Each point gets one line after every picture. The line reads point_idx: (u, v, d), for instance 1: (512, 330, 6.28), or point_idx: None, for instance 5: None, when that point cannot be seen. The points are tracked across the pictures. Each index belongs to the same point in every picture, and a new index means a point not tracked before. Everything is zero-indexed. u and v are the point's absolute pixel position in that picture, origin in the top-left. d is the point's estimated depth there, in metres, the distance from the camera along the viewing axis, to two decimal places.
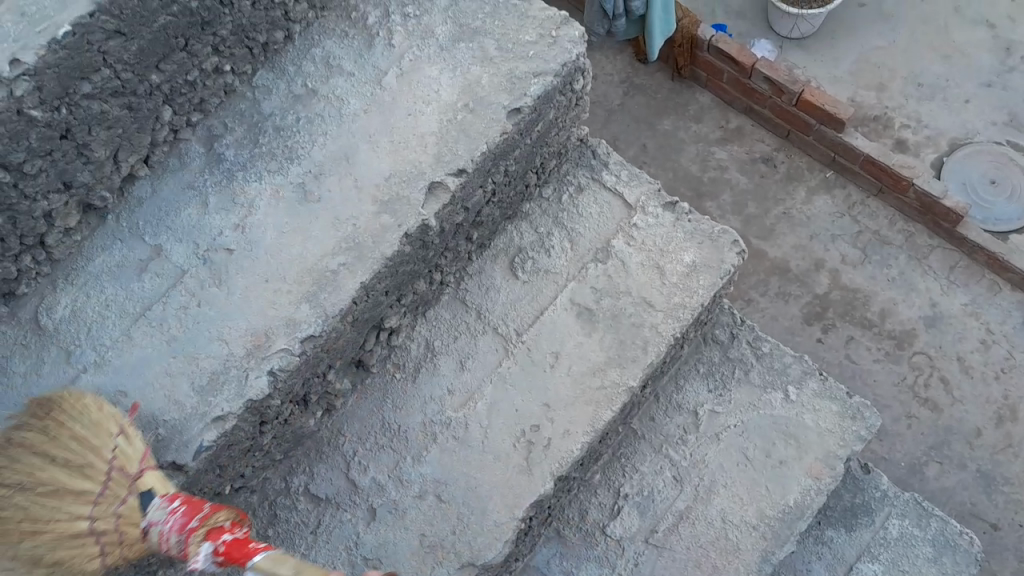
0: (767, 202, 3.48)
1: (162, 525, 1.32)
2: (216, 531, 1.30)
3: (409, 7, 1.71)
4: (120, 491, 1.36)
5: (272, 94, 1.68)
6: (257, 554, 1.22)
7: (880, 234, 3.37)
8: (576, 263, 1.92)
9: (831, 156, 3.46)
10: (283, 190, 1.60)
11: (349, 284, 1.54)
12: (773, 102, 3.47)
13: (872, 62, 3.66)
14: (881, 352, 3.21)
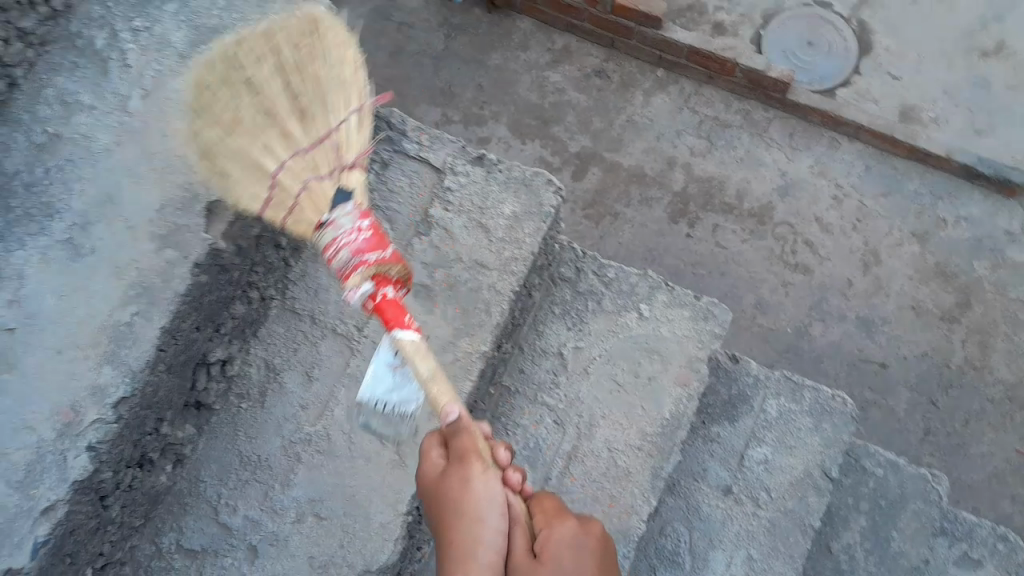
0: (610, 114, 3.48)
1: (345, 235, 1.48)
2: (308, 298, 1.49)
3: (137, 21, 1.58)
4: (83, 300, 1.41)
5: (13, 150, 1.50)
6: (407, 330, 1.46)
7: (720, 118, 3.45)
8: (398, 241, 1.85)
9: (658, 55, 3.49)
10: (48, 253, 1.45)
11: (150, 332, 1.46)
12: (589, 14, 3.45)
13: None
14: (746, 231, 3.30)
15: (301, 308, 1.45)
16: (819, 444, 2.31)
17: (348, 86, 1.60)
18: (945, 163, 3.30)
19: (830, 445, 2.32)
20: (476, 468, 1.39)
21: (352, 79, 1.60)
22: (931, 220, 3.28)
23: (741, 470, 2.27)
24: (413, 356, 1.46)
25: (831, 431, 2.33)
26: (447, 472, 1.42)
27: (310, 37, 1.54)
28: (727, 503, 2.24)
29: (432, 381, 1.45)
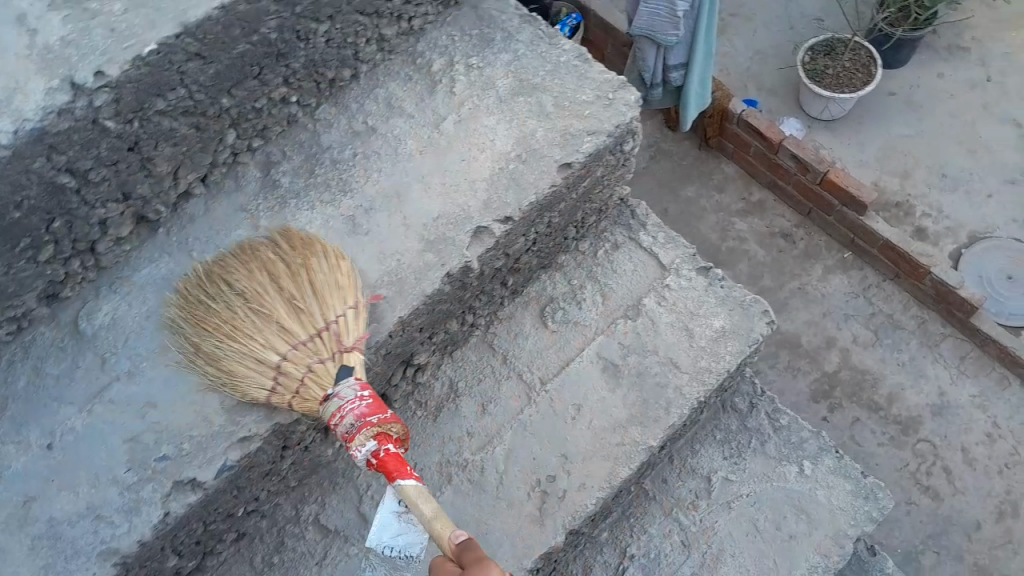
0: (782, 275, 3.54)
1: (347, 403, 1.40)
2: (383, 436, 1.39)
3: (473, 59, 1.79)
4: (321, 351, 1.46)
5: (332, 128, 1.74)
6: (410, 477, 1.34)
7: (893, 317, 3.40)
8: (606, 316, 1.94)
9: (849, 237, 3.53)
10: (332, 221, 1.65)
11: (388, 317, 1.58)
12: (797, 180, 3.55)
13: (895, 149, 3.83)
14: (886, 436, 3.20)
15: (368, 437, 1.37)
16: None
17: (343, 288, 1.53)
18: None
19: None
20: (496, 572, 1.23)
21: (347, 283, 1.54)
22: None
23: None
24: (415, 502, 1.33)
25: None
26: (465, 572, 1.25)
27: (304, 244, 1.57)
28: None
29: (434, 521, 1.31)
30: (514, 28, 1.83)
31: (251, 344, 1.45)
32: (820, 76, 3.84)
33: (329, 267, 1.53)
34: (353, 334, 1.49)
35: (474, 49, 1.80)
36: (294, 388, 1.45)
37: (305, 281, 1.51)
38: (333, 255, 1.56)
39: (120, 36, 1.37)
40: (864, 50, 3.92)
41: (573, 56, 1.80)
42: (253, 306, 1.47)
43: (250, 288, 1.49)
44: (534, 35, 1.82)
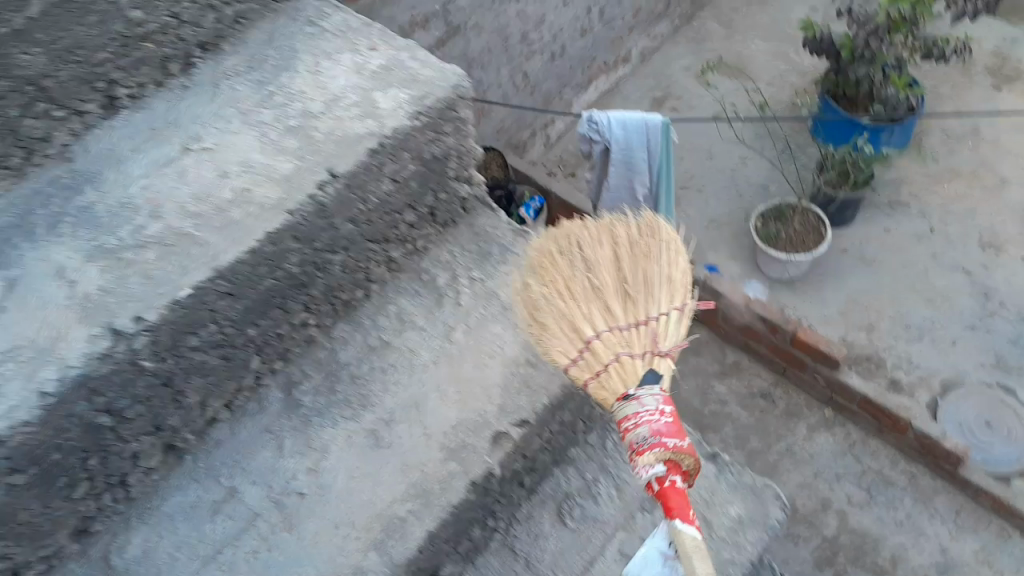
0: (769, 437, 4.00)
1: (648, 415, 1.40)
2: (673, 467, 1.40)
3: (476, 272, 1.92)
4: (603, 355, 1.53)
5: (348, 344, 1.82)
6: (692, 522, 1.38)
7: (882, 473, 3.81)
8: (623, 510, 1.96)
9: (828, 394, 4.00)
10: (354, 436, 1.70)
11: (416, 532, 1.59)
12: (769, 340, 4.06)
13: (855, 303, 4.37)
14: None
15: (658, 459, 1.37)
16: None
17: (663, 264, 1.61)
18: None
19: None
20: None
21: (680, 268, 1.61)
22: None
23: None
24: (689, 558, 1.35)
25: None
26: None
27: (645, 238, 1.65)
28: None
29: None
30: (509, 241, 1.96)
31: (579, 312, 1.58)
32: (773, 243, 4.42)
33: (630, 251, 1.63)
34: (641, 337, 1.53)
35: (475, 263, 1.93)
36: (595, 369, 1.55)
37: (627, 265, 1.61)
38: (658, 229, 1.66)
39: (157, 282, 1.46)
40: (812, 213, 4.51)
41: None
42: (590, 282, 1.59)
43: (598, 274, 1.60)
44: (528, 247, 1.95)
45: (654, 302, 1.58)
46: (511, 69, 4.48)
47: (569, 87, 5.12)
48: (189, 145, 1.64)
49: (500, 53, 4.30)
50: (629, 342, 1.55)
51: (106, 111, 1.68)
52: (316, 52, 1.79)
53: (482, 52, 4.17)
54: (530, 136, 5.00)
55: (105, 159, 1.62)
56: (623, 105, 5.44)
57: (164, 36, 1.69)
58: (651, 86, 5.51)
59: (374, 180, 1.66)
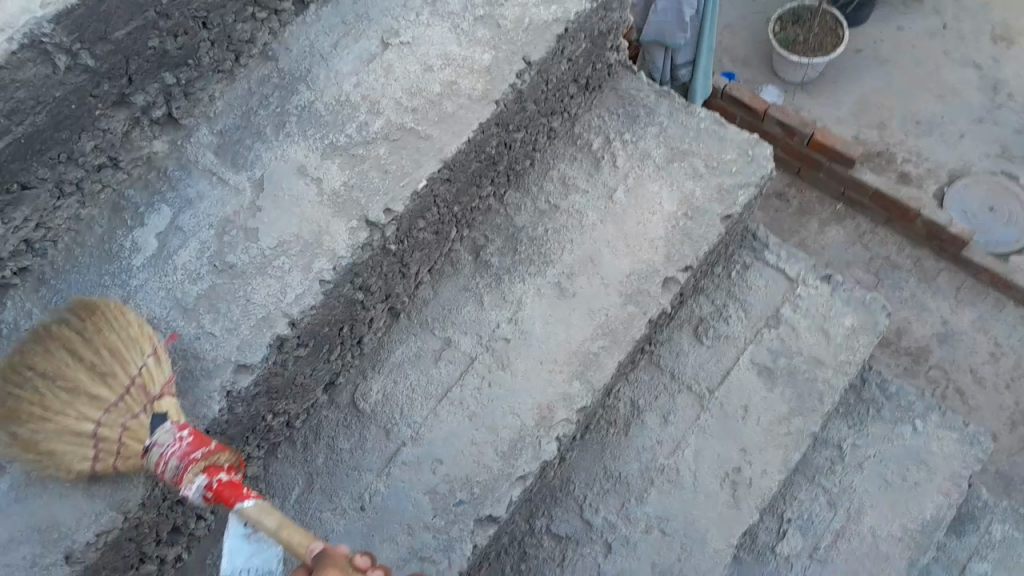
0: (785, 234, 3.91)
1: (169, 448, 1.39)
2: (213, 468, 1.40)
3: (626, 134, 2.15)
4: (133, 406, 1.44)
5: (522, 210, 2.07)
6: (250, 497, 1.35)
7: (890, 259, 3.79)
8: (751, 327, 2.30)
9: (840, 190, 3.89)
10: (544, 287, 1.97)
11: (610, 362, 1.91)
12: (785, 143, 3.93)
13: (869, 103, 4.13)
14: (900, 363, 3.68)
15: (199, 474, 1.38)
16: None
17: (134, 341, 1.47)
18: None
19: None
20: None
21: (138, 335, 1.47)
22: None
23: None
24: (257, 522, 1.32)
25: None
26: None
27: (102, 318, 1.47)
28: None
29: (281, 530, 1.30)
30: (653, 103, 2.18)
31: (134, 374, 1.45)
32: (791, 44, 4.16)
33: (121, 330, 1.47)
34: (161, 381, 1.46)
35: (624, 126, 2.16)
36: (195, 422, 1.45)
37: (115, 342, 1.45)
38: (116, 308, 1.49)
39: (394, 176, 1.69)
40: (831, 15, 4.25)
41: (711, 121, 2.15)
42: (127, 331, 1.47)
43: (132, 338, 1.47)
44: (670, 107, 2.17)
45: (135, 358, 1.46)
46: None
47: None
48: (388, 40, 1.82)
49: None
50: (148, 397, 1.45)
51: (298, 9, 1.84)
52: None
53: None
54: None
55: (311, 58, 1.81)
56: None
57: None
58: None
59: (546, 66, 1.88)
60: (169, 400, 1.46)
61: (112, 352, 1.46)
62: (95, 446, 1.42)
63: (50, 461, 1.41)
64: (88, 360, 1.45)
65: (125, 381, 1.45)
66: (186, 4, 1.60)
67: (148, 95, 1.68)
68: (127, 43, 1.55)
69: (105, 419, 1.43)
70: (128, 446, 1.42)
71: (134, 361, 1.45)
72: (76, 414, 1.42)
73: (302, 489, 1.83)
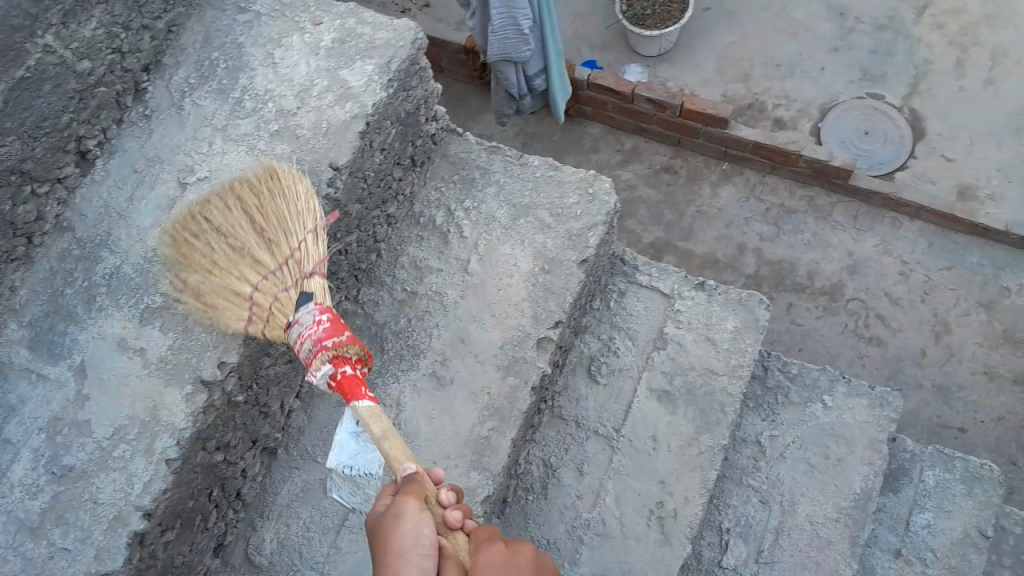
0: (679, 206, 3.84)
1: (307, 330, 1.48)
2: (341, 359, 1.48)
3: (467, 202, 2.09)
4: (285, 280, 1.56)
5: (380, 305, 2.01)
6: (367, 398, 1.46)
7: (785, 205, 3.75)
8: (641, 355, 2.29)
9: (723, 151, 3.86)
10: (419, 382, 1.92)
11: (503, 443, 1.86)
12: (659, 118, 3.86)
13: (729, 58, 4.08)
14: (819, 308, 3.55)
15: (324, 361, 1.46)
16: (975, 507, 2.47)
17: (302, 214, 1.59)
18: (1000, 236, 3.54)
19: (987, 507, 2.46)
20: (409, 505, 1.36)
21: (306, 209, 1.60)
22: (1000, 289, 3.48)
23: (907, 535, 2.45)
24: (367, 423, 1.46)
25: (985, 496, 2.48)
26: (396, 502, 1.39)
27: (268, 181, 1.64)
28: (898, 564, 2.41)
29: (383, 441, 1.45)
30: (486, 162, 2.13)
31: (230, 279, 1.57)
32: (642, 20, 4.09)
33: (291, 203, 1.61)
34: (313, 258, 1.58)
35: (463, 193, 2.10)
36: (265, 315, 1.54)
37: (270, 213, 1.61)
38: (277, 169, 1.64)
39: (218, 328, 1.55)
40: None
41: (546, 167, 2.11)
42: (230, 245, 1.59)
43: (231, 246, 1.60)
44: (504, 162, 2.13)
45: (292, 237, 1.59)
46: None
47: None
48: (184, 179, 1.70)
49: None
50: (283, 282, 1.57)
51: (83, 169, 1.73)
52: (262, 42, 1.84)
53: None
54: None
55: (108, 218, 1.68)
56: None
57: (111, 76, 1.75)
58: None
59: (359, 159, 1.79)
60: (318, 280, 1.57)
61: (279, 220, 1.61)
62: (247, 310, 1.54)
63: (207, 310, 1.56)
64: (256, 222, 1.61)
65: (286, 250, 1.58)
66: None
67: None
68: None
69: (261, 284, 1.57)
70: (276, 315, 1.54)
71: (293, 233, 1.59)
72: (237, 275, 1.58)
73: None
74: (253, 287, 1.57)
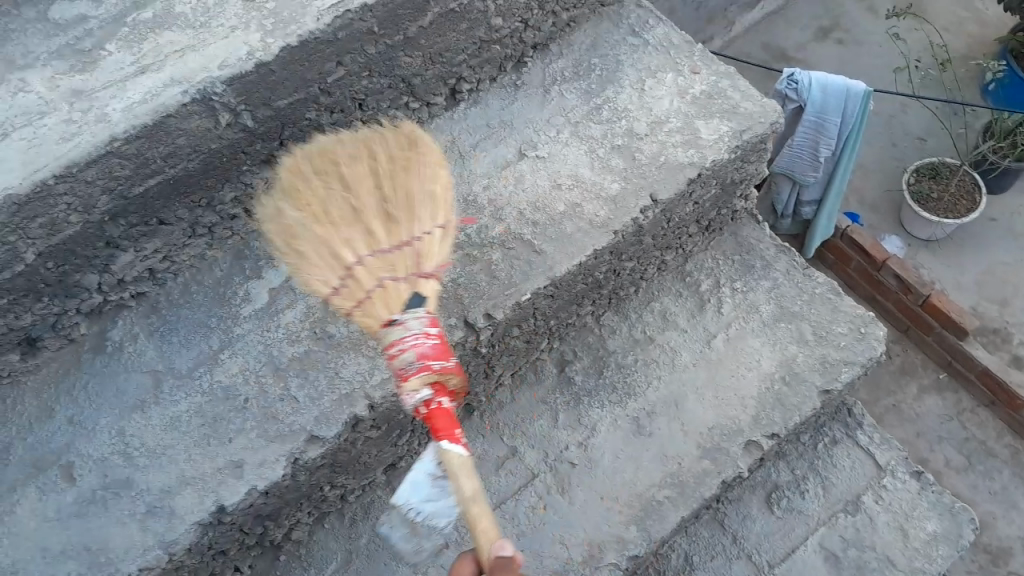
0: (879, 391, 3.65)
1: (412, 337, 1.26)
2: (439, 386, 1.25)
3: (737, 282, 2.09)
4: (397, 267, 1.38)
5: (616, 334, 2.03)
6: (459, 441, 1.22)
7: (987, 444, 3.49)
8: (827, 508, 2.16)
9: (947, 360, 3.64)
10: (621, 420, 1.92)
11: (671, 517, 1.83)
12: (898, 298, 3.71)
13: (995, 276, 3.95)
14: (974, 563, 3.25)
15: (423, 382, 1.23)
16: None
17: (433, 202, 1.45)
18: None
19: None
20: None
21: None
22: None
23: None
24: (457, 475, 1.21)
25: None
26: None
27: None
28: None
29: (472, 499, 1.19)
30: (772, 257, 2.12)
31: None
32: (924, 198, 4.03)
33: None
34: (435, 257, 1.41)
35: (738, 273, 2.11)
36: (363, 294, 1.36)
37: None
38: None
39: (501, 283, 1.66)
40: (970, 176, 4.09)
41: (826, 288, 2.08)
42: None
43: None
44: (789, 265, 2.11)
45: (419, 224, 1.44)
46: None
47: (734, 6, 4.86)
48: (524, 150, 1.81)
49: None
50: (392, 265, 1.38)
51: (448, 104, 1.87)
52: (639, 68, 1.93)
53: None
54: None
55: (450, 152, 1.81)
56: (789, 27, 5.06)
57: (511, 39, 1.87)
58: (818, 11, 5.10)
59: (683, 203, 1.85)
60: (433, 283, 1.39)
61: (405, 206, 1.43)
62: (346, 269, 1.37)
63: (297, 260, 1.40)
64: (383, 190, 1.42)
65: (405, 235, 1.41)
66: (350, 84, 1.63)
67: None
68: (287, 112, 1.56)
69: (369, 258, 1.37)
70: (374, 301, 1.34)
71: (420, 222, 1.43)
72: (347, 238, 1.38)
73: (339, 565, 1.79)
74: (358, 257, 1.38)
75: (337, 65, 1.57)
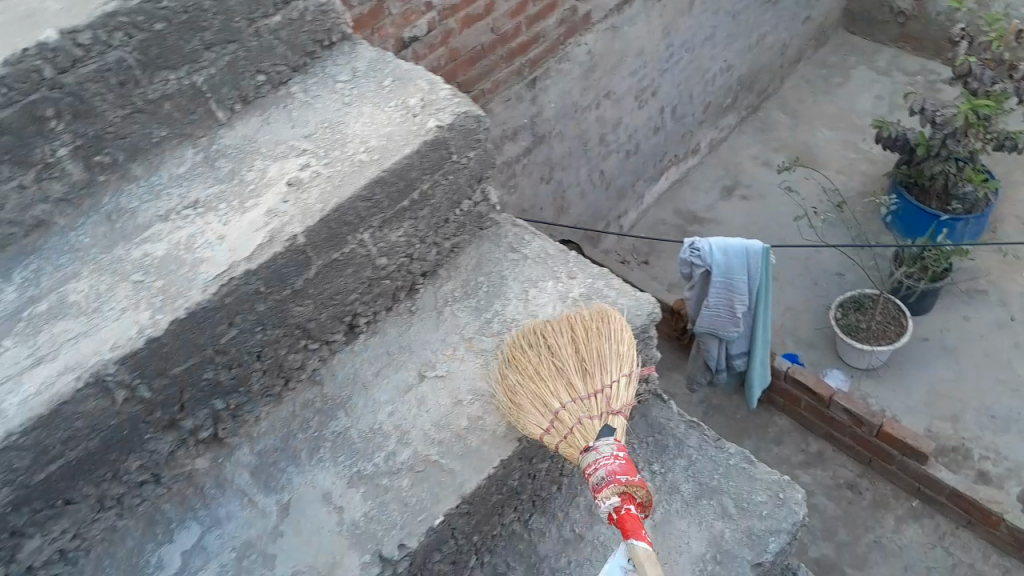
0: (857, 528, 3.75)
1: (605, 458, 1.59)
2: (627, 497, 1.56)
3: (655, 464, 2.13)
4: (593, 410, 1.71)
5: (546, 536, 2.00)
6: (641, 540, 1.50)
7: (975, 565, 3.59)
8: None
9: (916, 485, 3.79)
10: None
11: None
12: (853, 431, 3.91)
13: (941, 394, 4.20)
14: None
15: (614, 492, 1.54)
16: None
17: (621, 358, 1.78)
18: None
19: None
20: None
21: None
22: None
23: None
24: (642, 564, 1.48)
25: None
26: None
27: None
28: None
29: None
30: (683, 434, 2.19)
31: None
32: (857, 331, 4.33)
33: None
34: (625, 399, 1.73)
35: (654, 455, 2.15)
36: (564, 433, 1.69)
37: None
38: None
39: (413, 508, 1.65)
40: (893, 303, 4.44)
41: (740, 458, 2.15)
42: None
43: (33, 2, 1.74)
44: (701, 439, 2.19)
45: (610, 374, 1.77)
46: (590, 169, 4.62)
47: (640, 181, 5.20)
48: (424, 371, 1.89)
49: (579, 157, 4.48)
50: (590, 409, 1.71)
51: (347, 338, 1.96)
52: (522, 280, 2.06)
53: (564, 156, 4.34)
54: (605, 227, 5.07)
55: (353, 385, 1.87)
56: (693, 194, 5.50)
57: (399, 271, 1.99)
58: (717, 176, 5.60)
59: None
60: (621, 420, 1.70)
61: (599, 362, 1.77)
62: (550, 421, 1.70)
63: (515, 412, 1.75)
64: (581, 353, 1.78)
65: (599, 383, 1.74)
66: (243, 340, 1.70)
67: (197, 420, 1.71)
68: (184, 375, 1.61)
69: (572, 405, 1.71)
70: (575, 436, 1.67)
71: (608, 374, 1.76)
72: (551, 390, 1.74)
73: None
74: (562, 404, 1.72)
75: (229, 326, 1.65)
